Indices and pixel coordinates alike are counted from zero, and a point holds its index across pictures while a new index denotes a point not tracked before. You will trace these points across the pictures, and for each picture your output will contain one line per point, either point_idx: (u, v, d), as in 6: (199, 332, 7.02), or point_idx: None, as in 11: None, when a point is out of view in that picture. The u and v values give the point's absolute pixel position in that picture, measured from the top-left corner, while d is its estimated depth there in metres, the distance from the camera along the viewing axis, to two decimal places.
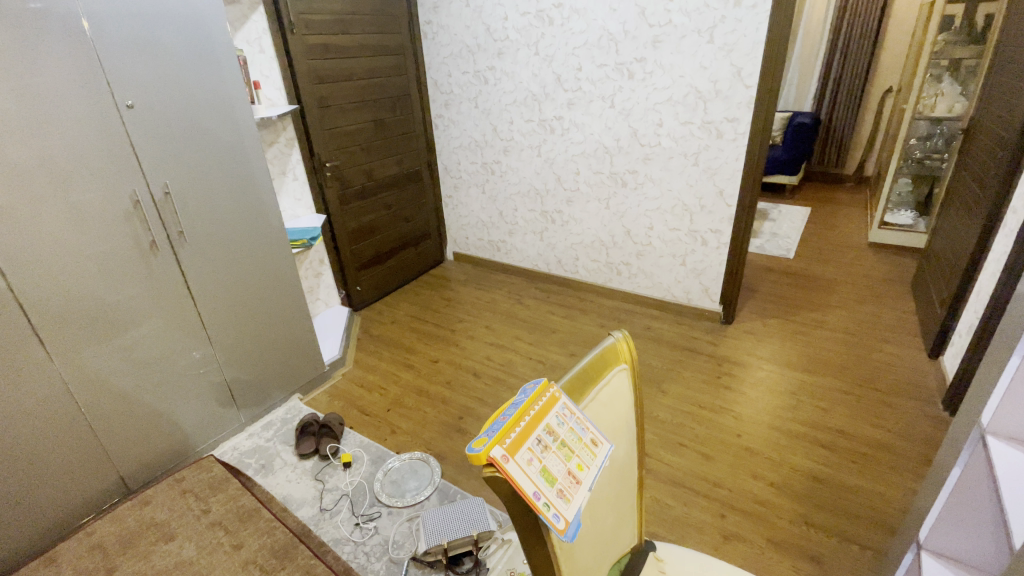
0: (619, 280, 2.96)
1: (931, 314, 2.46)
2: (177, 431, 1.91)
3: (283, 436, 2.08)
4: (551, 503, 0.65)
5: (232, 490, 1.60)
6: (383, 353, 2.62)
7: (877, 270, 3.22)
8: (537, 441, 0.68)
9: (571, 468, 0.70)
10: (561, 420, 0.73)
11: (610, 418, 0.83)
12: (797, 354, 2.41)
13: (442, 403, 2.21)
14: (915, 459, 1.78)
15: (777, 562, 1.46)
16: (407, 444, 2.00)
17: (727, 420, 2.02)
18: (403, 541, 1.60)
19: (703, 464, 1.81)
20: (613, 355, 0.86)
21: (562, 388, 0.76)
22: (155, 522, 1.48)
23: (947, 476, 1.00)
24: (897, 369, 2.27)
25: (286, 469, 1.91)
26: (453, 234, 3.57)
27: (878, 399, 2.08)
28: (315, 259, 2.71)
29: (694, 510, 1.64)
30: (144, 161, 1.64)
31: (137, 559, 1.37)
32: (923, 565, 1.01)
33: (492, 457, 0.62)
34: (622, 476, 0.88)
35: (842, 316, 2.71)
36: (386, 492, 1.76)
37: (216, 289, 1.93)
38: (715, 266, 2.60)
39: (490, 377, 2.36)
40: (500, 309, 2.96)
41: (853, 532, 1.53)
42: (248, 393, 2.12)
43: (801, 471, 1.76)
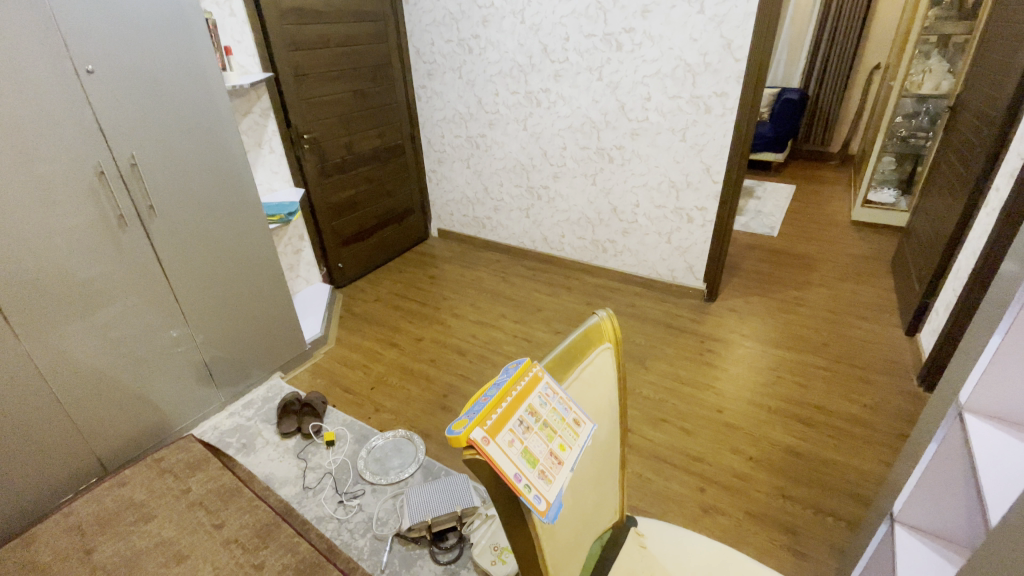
0: (605, 258, 2.95)
1: (910, 292, 2.51)
2: (154, 410, 1.87)
3: (264, 415, 2.05)
4: (532, 485, 0.64)
5: (213, 469, 1.58)
6: (366, 332, 2.58)
7: (858, 249, 3.25)
8: (519, 422, 0.67)
9: (553, 449, 0.69)
10: (544, 401, 0.71)
11: (593, 397, 0.82)
12: (778, 331, 2.44)
13: (427, 382, 2.20)
14: (889, 434, 1.82)
15: (753, 533, 1.50)
16: (391, 422, 2.00)
17: (708, 395, 2.04)
18: (387, 518, 1.60)
19: (683, 439, 1.84)
20: (596, 334, 0.84)
21: (545, 368, 0.74)
22: (133, 503, 1.46)
23: (923, 453, 1.02)
24: (875, 346, 2.32)
25: (268, 448, 1.88)
26: (438, 210, 3.50)
27: (855, 375, 2.13)
28: (295, 235, 2.63)
29: (674, 484, 1.67)
30: (108, 131, 1.55)
31: (115, 540, 1.35)
32: (897, 538, 1.04)
33: (472, 439, 0.61)
34: (604, 454, 0.87)
35: (822, 294, 2.75)
36: (370, 470, 1.75)
37: (191, 267, 1.87)
38: (700, 244, 2.60)
39: (475, 355, 2.35)
40: (486, 287, 2.93)
41: (828, 504, 1.58)
42: (227, 372, 2.09)
43: (780, 445, 1.79)
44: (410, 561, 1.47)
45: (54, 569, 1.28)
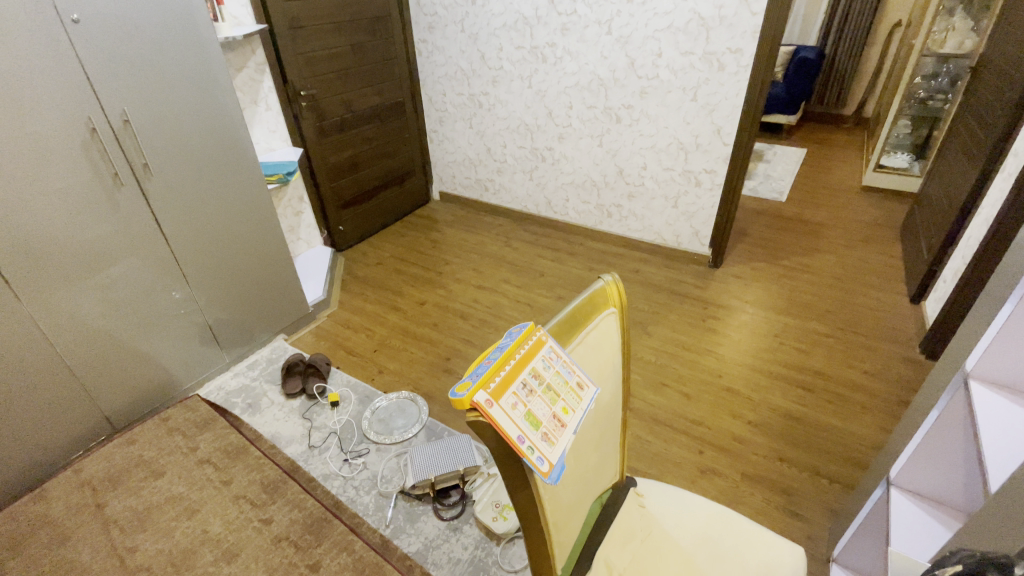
0: (609, 222, 2.90)
1: (918, 260, 2.47)
2: (160, 371, 1.89)
3: (269, 376, 2.07)
4: (535, 446, 0.64)
5: (219, 429, 1.61)
6: (368, 295, 2.58)
7: (868, 215, 3.19)
8: (522, 385, 0.66)
9: (556, 412, 0.69)
10: (547, 364, 0.70)
11: (597, 361, 0.81)
12: (781, 298, 2.42)
13: (429, 345, 2.21)
14: (889, 401, 1.83)
15: (749, 494, 1.54)
16: (394, 384, 2.02)
17: (709, 360, 2.05)
18: (391, 475, 1.64)
19: (683, 403, 1.86)
20: (602, 298, 0.82)
21: (549, 332, 0.73)
22: (143, 460, 1.49)
23: (924, 418, 1.02)
24: (879, 314, 2.30)
25: (274, 408, 1.91)
26: (440, 171, 3.43)
27: (858, 343, 2.12)
28: (294, 197, 2.59)
29: (673, 447, 1.70)
30: (97, 85, 1.50)
31: (127, 495, 1.39)
32: (894, 500, 1.05)
33: (476, 402, 0.60)
34: (606, 418, 0.87)
35: (828, 261, 2.72)
36: (374, 430, 1.78)
37: (191, 229, 1.84)
38: (707, 208, 2.55)
39: (477, 319, 2.35)
40: (488, 251, 2.91)
41: (824, 467, 1.60)
42: (231, 333, 2.09)
43: (779, 410, 1.81)
44: (414, 517, 1.52)
45: (69, 521, 1.32)
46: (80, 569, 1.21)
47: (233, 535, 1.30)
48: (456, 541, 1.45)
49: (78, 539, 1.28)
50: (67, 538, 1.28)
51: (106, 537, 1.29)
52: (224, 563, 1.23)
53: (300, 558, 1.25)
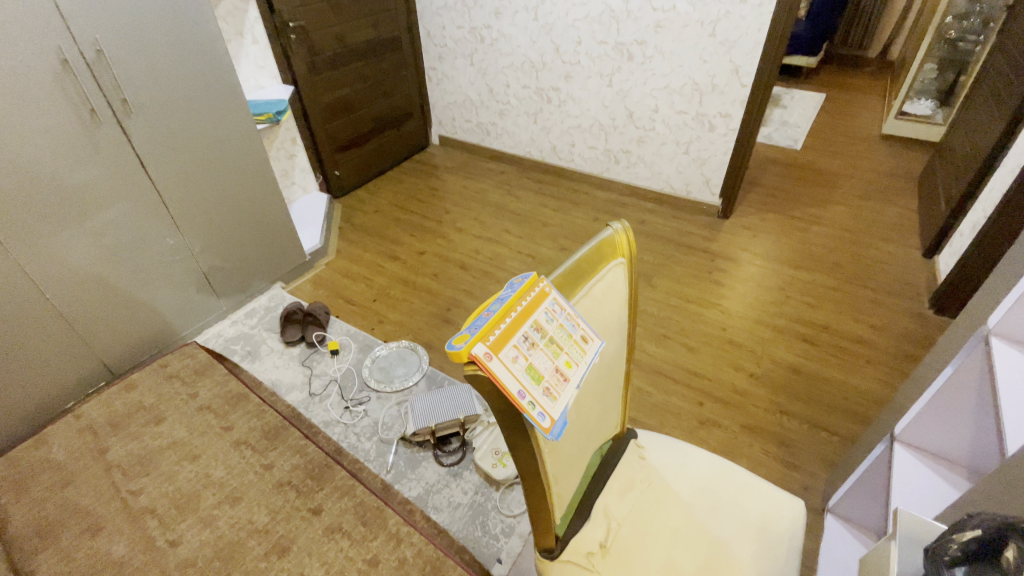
0: (617, 169, 2.79)
1: (934, 212, 2.39)
2: (156, 317, 1.87)
3: (267, 324, 2.05)
4: (536, 401, 0.61)
5: (218, 376, 1.61)
6: (366, 243, 2.52)
7: (885, 165, 3.06)
8: (524, 338, 0.62)
9: (559, 366, 0.65)
10: (550, 316, 0.66)
11: (603, 313, 0.76)
12: (790, 251, 2.36)
13: (429, 295, 2.17)
14: (894, 356, 1.81)
15: (747, 445, 1.55)
16: (394, 333, 2.00)
17: (713, 313, 2.02)
18: (392, 423, 1.65)
19: (686, 355, 1.84)
20: (610, 247, 0.77)
21: (553, 282, 0.68)
22: (143, 406, 1.50)
23: (936, 375, 0.99)
24: (891, 268, 2.24)
25: (273, 355, 1.91)
26: (439, 114, 3.27)
27: (867, 297, 2.08)
28: (287, 139, 2.47)
29: (673, 398, 1.70)
30: (64, 10, 1.37)
31: (129, 440, 1.40)
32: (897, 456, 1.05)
33: (474, 355, 0.56)
34: (610, 371, 0.84)
35: (841, 212, 2.63)
36: (375, 378, 1.78)
37: (178, 171, 1.76)
38: (720, 155, 2.44)
39: (478, 270, 2.30)
40: (489, 199, 2.81)
41: (825, 420, 1.60)
42: (227, 281, 2.06)
43: (782, 363, 1.80)
44: (415, 462, 1.53)
45: (73, 465, 1.34)
46: (86, 512, 1.24)
47: (236, 480, 1.32)
48: (457, 486, 1.47)
49: (82, 483, 1.30)
50: (72, 481, 1.30)
51: (110, 480, 1.31)
52: (228, 506, 1.26)
53: (303, 502, 1.27)
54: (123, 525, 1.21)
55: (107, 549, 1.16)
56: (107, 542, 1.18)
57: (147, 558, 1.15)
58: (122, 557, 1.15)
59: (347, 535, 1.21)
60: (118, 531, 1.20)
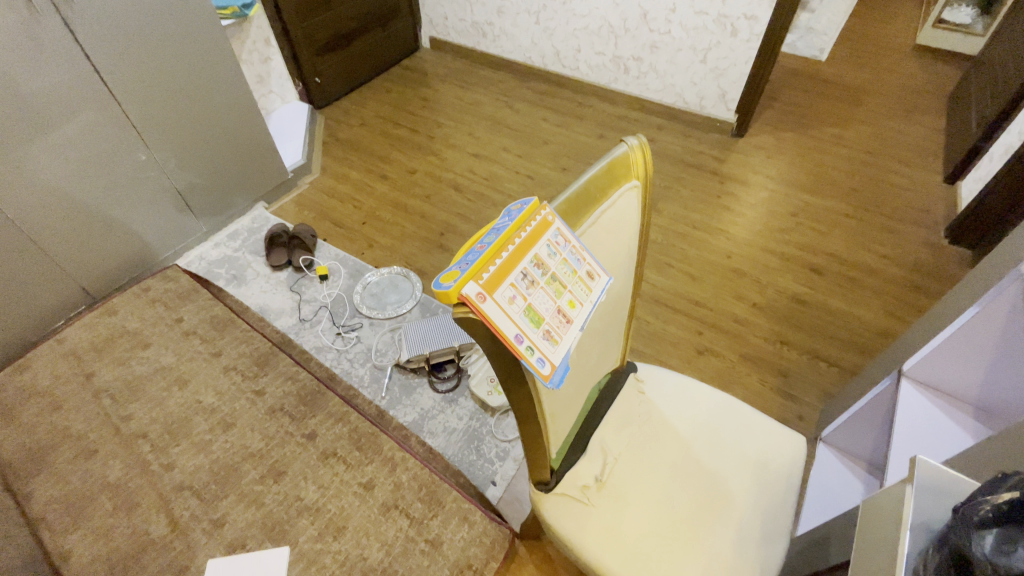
0: (625, 80, 2.55)
1: (963, 133, 2.22)
2: (133, 239, 1.77)
3: (252, 246, 1.95)
4: (535, 347, 0.54)
5: (203, 300, 1.55)
6: (353, 160, 2.35)
7: (915, 80, 2.82)
8: (522, 276, 0.54)
9: (561, 306, 0.58)
10: (553, 251, 0.57)
11: (611, 245, 0.68)
12: (805, 174, 2.22)
13: (421, 218, 2.06)
14: (903, 287, 1.75)
15: (745, 375, 1.54)
16: (386, 258, 1.92)
17: (719, 240, 1.93)
18: (385, 349, 1.62)
19: (688, 284, 1.78)
20: (622, 169, 0.66)
21: (556, 210, 0.59)
22: (127, 331, 1.45)
23: (956, 315, 0.92)
24: (909, 194, 2.13)
25: (260, 279, 1.83)
26: (429, 11, 2.93)
27: (880, 226, 1.98)
28: (259, 39, 2.21)
29: (673, 327, 1.66)
30: None
31: (115, 364, 1.37)
32: (905, 395, 1.02)
33: (465, 296, 0.49)
34: (615, 307, 0.77)
35: (863, 132, 2.45)
36: (367, 304, 1.73)
37: (140, 78, 1.57)
38: (740, 65, 2.21)
39: (473, 192, 2.16)
40: (486, 113, 2.60)
41: (825, 351, 1.58)
42: (205, 200, 1.93)
43: (787, 293, 1.74)
44: (409, 389, 1.52)
45: (59, 391, 1.31)
46: (78, 435, 1.23)
47: (228, 406, 1.30)
48: (452, 412, 1.47)
49: (71, 408, 1.28)
50: (61, 406, 1.28)
51: (99, 406, 1.29)
52: (220, 432, 1.25)
53: (296, 428, 1.26)
54: (116, 449, 1.21)
55: (103, 473, 1.16)
56: (102, 466, 1.18)
57: (144, 482, 1.15)
58: (119, 481, 1.15)
59: (342, 460, 1.21)
60: (113, 455, 1.20)
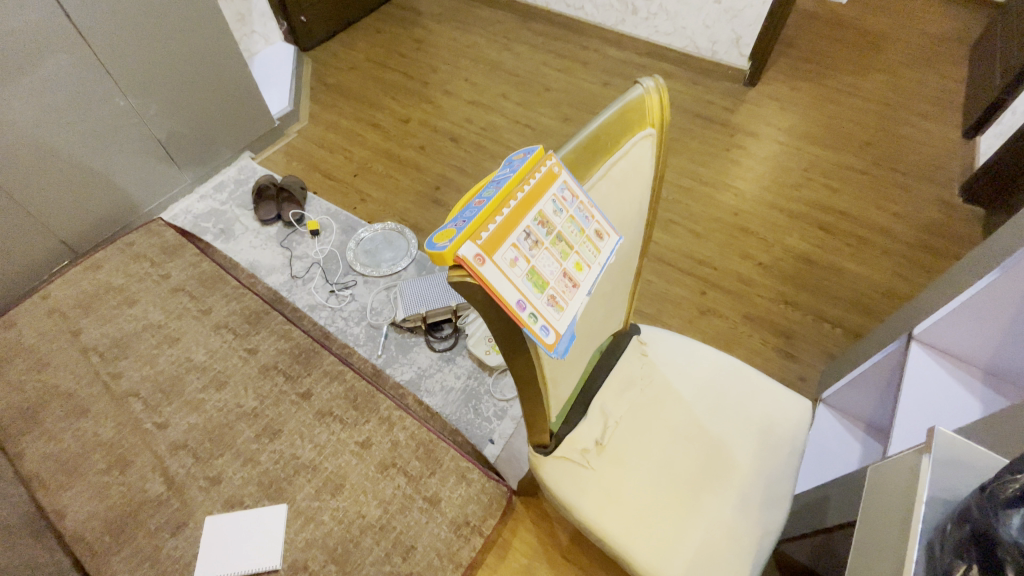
0: (633, 22, 2.41)
1: (986, 83, 2.11)
2: (113, 192, 1.69)
3: (239, 199, 1.87)
4: (539, 314, 0.49)
5: (190, 256, 1.49)
6: (343, 107, 2.22)
7: (938, 25, 2.65)
8: (525, 235, 0.49)
9: (567, 269, 0.53)
10: (559, 207, 0.52)
11: (620, 202, 0.62)
12: (818, 127, 2.12)
13: (416, 171, 1.97)
14: (912, 247, 1.71)
15: (747, 336, 1.51)
16: (379, 213, 1.84)
17: (726, 196, 1.86)
18: (381, 308, 1.57)
19: (693, 242, 1.73)
20: (635, 117, 0.59)
21: (563, 162, 0.53)
22: (112, 287, 1.40)
23: (972, 280, 0.88)
24: (924, 149, 2.03)
25: (249, 234, 1.76)
26: None
27: (893, 182, 1.91)
28: None
29: (676, 287, 1.62)
30: None
31: (102, 322, 1.33)
32: (913, 361, 1.00)
33: (462, 258, 0.44)
34: (621, 269, 0.72)
35: (880, 82, 2.32)
36: (360, 262, 1.67)
37: (116, 20, 1.45)
38: (756, 7, 2.06)
39: (469, 143, 2.06)
40: (483, 57, 2.44)
41: (829, 312, 1.55)
42: (188, 150, 1.83)
43: (793, 252, 1.70)
44: (406, 347, 1.49)
45: (45, 349, 1.27)
46: (67, 394, 1.20)
47: (220, 364, 1.27)
48: (449, 371, 1.44)
49: (58, 366, 1.25)
50: (47, 364, 1.25)
51: (87, 363, 1.26)
52: (214, 390, 1.23)
53: (291, 386, 1.24)
54: (107, 408, 1.19)
55: (94, 432, 1.15)
56: (94, 424, 1.16)
57: (137, 440, 1.14)
58: (112, 439, 1.14)
59: (338, 419, 1.19)
60: (104, 414, 1.18)
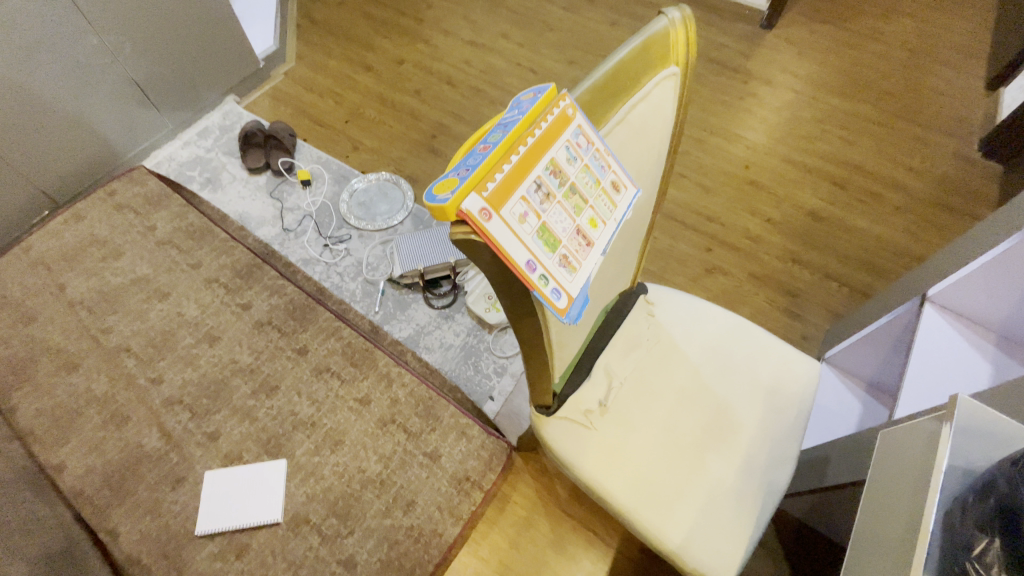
0: None
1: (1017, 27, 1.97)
2: (90, 138, 1.59)
3: (225, 147, 1.78)
4: (549, 276, 0.45)
5: (176, 207, 1.42)
6: (332, 47, 2.07)
7: None
8: (536, 187, 0.44)
9: (581, 226, 0.48)
10: (573, 155, 0.46)
11: (638, 150, 0.56)
12: (837, 74, 2.00)
13: (411, 117, 1.87)
14: (925, 203, 1.65)
15: (753, 295, 1.48)
16: (373, 163, 1.76)
17: (737, 148, 1.78)
18: (377, 263, 1.53)
19: (700, 197, 1.66)
20: (658, 52, 0.53)
21: (578, 104, 0.47)
22: (96, 239, 1.34)
23: (988, 247, 0.84)
24: (946, 100, 1.93)
25: (237, 184, 1.69)
26: None
27: (911, 135, 1.82)
28: None
29: (681, 244, 1.57)
30: None
31: (87, 275, 1.28)
32: (924, 330, 0.96)
33: (465, 213, 0.39)
34: (635, 225, 0.67)
35: (905, 25, 2.18)
36: (354, 214, 1.61)
37: None
38: None
39: (467, 88, 1.94)
40: None
41: (837, 271, 1.52)
42: (168, 92, 1.71)
43: (804, 208, 1.64)
44: (403, 304, 1.46)
45: (31, 303, 1.23)
46: (57, 349, 1.17)
47: (212, 320, 1.24)
48: (448, 328, 1.42)
49: (46, 320, 1.21)
50: (34, 318, 1.21)
51: (75, 318, 1.22)
52: (207, 346, 1.20)
53: (287, 342, 1.22)
54: (99, 363, 1.16)
55: (87, 387, 1.13)
56: (86, 380, 1.14)
57: (131, 396, 1.12)
58: (105, 394, 1.12)
59: (336, 376, 1.18)
60: (96, 369, 1.15)
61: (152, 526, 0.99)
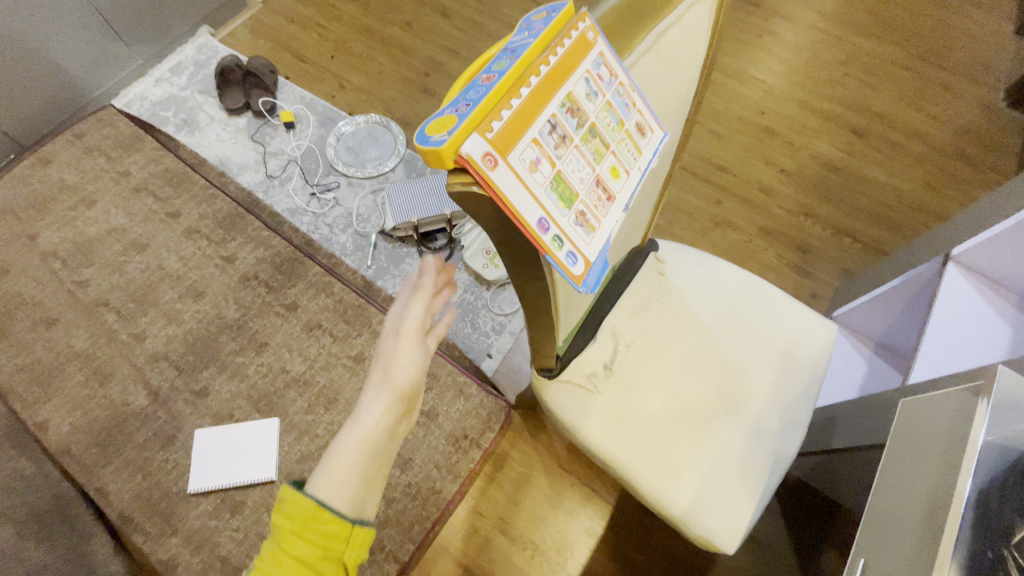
0: None
1: None
2: (50, 72, 1.45)
3: (201, 84, 1.64)
4: (564, 237, 0.39)
5: (150, 151, 1.32)
6: None
7: None
8: (550, 128, 0.37)
9: (601, 176, 0.42)
10: (594, 90, 0.39)
11: (664, 86, 0.48)
12: (863, 10, 1.84)
13: (401, 53, 1.72)
14: (946, 154, 1.56)
15: (762, 250, 1.42)
16: (362, 103, 1.63)
17: (752, 92, 1.66)
18: (368, 215, 1.44)
19: (712, 145, 1.57)
20: None
21: (598, 25, 0.39)
22: (65, 186, 1.25)
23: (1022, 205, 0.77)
24: (979, 40, 1.79)
25: (215, 126, 1.57)
26: None
27: (937, 80, 1.70)
28: None
29: (690, 197, 1.49)
30: None
31: (59, 225, 1.20)
32: (943, 291, 0.91)
33: (465, 159, 0.32)
34: (654, 174, 0.60)
35: None
36: (343, 161, 1.51)
37: None
38: None
39: (462, 20, 1.77)
40: None
41: (851, 227, 1.45)
42: (132, 21, 1.55)
43: (820, 159, 1.55)
44: (397, 259, 1.39)
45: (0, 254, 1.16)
46: (32, 303, 1.11)
47: (195, 273, 1.18)
48: None
49: (18, 272, 1.14)
50: (5, 271, 1.14)
51: (49, 270, 1.15)
52: (191, 301, 1.14)
53: (275, 298, 1.16)
54: (78, 318, 1.11)
55: (67, 342, 1.08)
56: (66, 335, 1.09)
57: (113, 352, 1.08)
58: (86, 350, 1.07)
59: (328, 333, 1.13)
60: (75, 324, 1.10)
61: (144, 484, 0.97)
